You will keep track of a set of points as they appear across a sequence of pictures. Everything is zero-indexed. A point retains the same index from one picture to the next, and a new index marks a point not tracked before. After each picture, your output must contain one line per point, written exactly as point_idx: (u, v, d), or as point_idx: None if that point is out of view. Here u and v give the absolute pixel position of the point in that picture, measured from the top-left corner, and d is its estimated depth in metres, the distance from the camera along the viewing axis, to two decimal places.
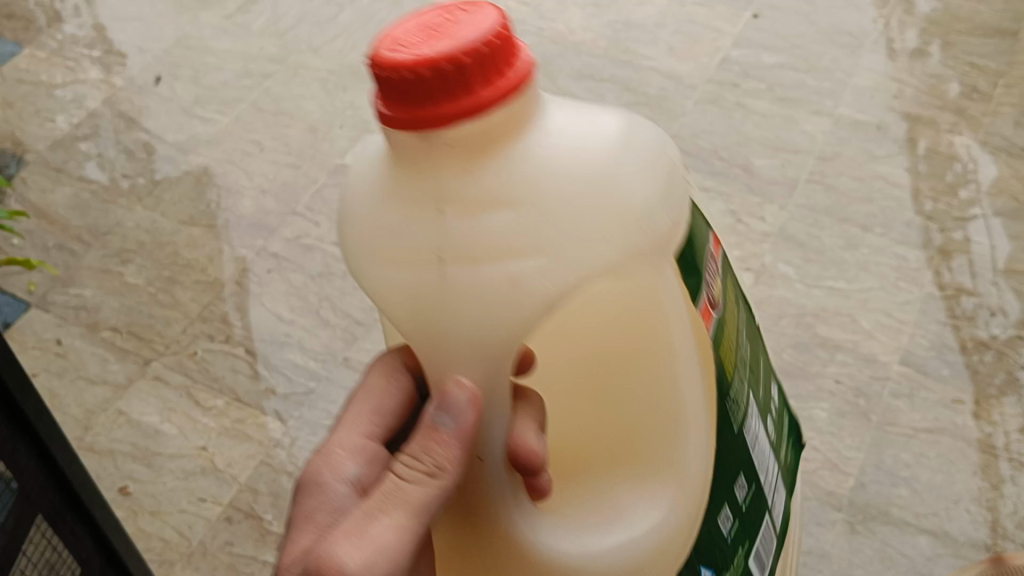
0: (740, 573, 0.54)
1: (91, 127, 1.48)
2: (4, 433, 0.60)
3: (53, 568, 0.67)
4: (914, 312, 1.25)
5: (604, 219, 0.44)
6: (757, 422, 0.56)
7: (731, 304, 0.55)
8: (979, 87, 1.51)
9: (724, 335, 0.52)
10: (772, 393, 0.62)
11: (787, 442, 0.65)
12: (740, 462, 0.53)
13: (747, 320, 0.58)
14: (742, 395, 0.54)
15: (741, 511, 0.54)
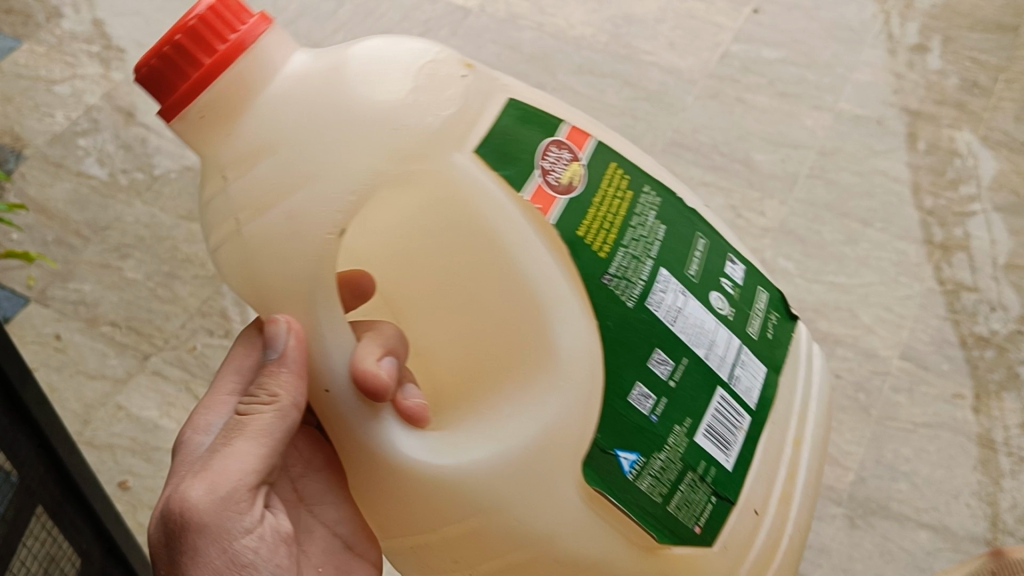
0: (686, 449, 0.61)
1: (91, 122, 1.48)
2: (3, 422, 0.60)
3: (55, 560, 0.67)
4: (915, 306, 1.25)
5: (363, 136, 0.56)
6: (676, 297, 0.61)
7: (613, 193, 0.61)
8: (979, 82, 1.51)
9: (597, 223, 0.59)
10: (725, 274, 0.66)
11: (761, 312, 0.67)
12: (654, 336, 0.60)
13: (652, 203, 0.63)
14: (643, 274, 0.60)
15: (668, 389, 0.60)
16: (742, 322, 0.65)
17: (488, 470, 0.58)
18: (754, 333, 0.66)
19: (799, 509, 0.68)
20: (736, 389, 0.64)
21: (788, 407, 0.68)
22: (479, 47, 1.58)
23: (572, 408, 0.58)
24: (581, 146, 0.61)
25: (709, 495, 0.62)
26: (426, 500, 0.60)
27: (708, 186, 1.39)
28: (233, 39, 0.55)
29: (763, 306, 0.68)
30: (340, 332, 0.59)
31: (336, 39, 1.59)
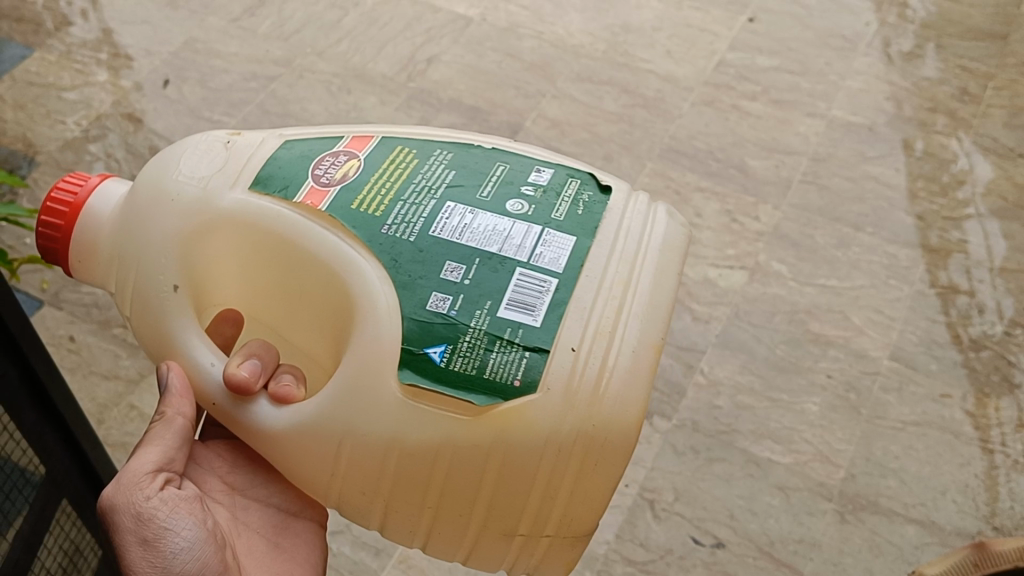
0: (495, 329, 0.58)
1: (101, 129, 1.51)
2: (33, 419, 0.63)
3: (76, 549, 0.71)
4: (904, 309, 1.29)
5: (157, 200, 0.64)
6: (462, 211, 0.62)
7: (394, 166, 0.65)
8: (969, 89, 1.56)
9: (368, 188, 0.63)
10: (527, 183, 0.64)
11: (570, 196, 0.64)
12: (435, 251, 0.61)
13: (444, 159, 0.66)
14: (423, 212, 0.62)
15: (464, 286, 0.59)
16: (545, 211, 0.63)
17: (326, 420, 0.61)
18: (560, 216, 0.62)
19: (646, 332, 0.60)
20: (537, 263, 0.60)
21: (608, 250, 0.61)
22: (481, 55, 1.62)
23: (378, 337, 0.60)
24: (361, 148, 0.66)
25: (522, 353, 0.58)
26: (301, 453, 0.63)
27: (704, 191, 1.42)
28: (73, 201, 0.66)
29: (569, 190, 0.64)
30: (201, 352, 0.65)
31: (342, 47, 1.63)
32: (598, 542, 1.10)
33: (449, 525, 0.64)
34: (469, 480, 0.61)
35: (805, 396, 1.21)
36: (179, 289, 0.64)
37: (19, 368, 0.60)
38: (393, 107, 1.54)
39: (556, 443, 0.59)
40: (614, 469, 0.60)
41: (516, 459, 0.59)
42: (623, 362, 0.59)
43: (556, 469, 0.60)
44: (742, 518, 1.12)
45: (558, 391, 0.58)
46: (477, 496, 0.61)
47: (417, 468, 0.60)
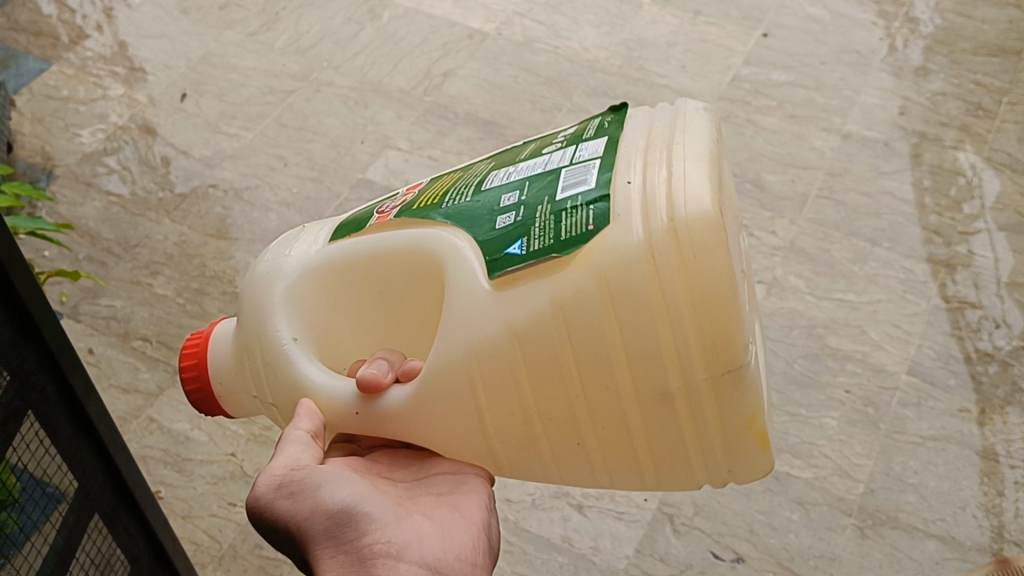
0: (558, 212, 0.59)
1: (118, 143, 1.51)
2: (68, 434, 0.63)
3: (105, 564, 0.70)
4: (922, 323, 1.29)
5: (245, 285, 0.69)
6: (506, 172, 0.64)
7: (443, 181, 0.68)
8: (984, 104, 1.56)
9: (424, 195, 0.67)
10: (557, 136, 0.67)
11: (592, 125, 0.66)
12: (489, 200, 0.62)
13: (486, 162, 0.69)
14: (473, 186, 0.65)
15: (522, 202, 0.61)
16: (578, 136, 0.65)
17: (445, 363, 0.61)
18: (591, 133, 0.64)
19: (695, 154, 0.59)
20: (580, 159, 0.61)
21: (638, 135, 0.63)
22: (497, 69, 1.63)
23: (462, 272, 0.61)
24: (412, 190, 0.70)
25: (587, 209, 0.58)
26: (437, 405, 0.62)
27: None
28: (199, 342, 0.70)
29: (591, 123, 0.67)
30: (327, 381, 0.65)
31: (358, 61, 1.64)
32: (617, 557, 1.11)
33: (603, 415, 0.60)
34: (591, 331, 0.57)
35: (824, 411, 1.21)
36: (297, 338, 0.66)
37: (55, 382, 0.60)
38: (409, 121, 1.55)
39: (653, 269, 0.56)
40: (723, 273, 0.55)
41: (623, 284, 0.56)
42: (681, 181, 0.57)
43: (669, 300, 0.56)
44: (762, 533, 1.12)
45: (631, 216, 0.57)
46: (611, 355, 0.57)
47: (539, 350, 0.58)
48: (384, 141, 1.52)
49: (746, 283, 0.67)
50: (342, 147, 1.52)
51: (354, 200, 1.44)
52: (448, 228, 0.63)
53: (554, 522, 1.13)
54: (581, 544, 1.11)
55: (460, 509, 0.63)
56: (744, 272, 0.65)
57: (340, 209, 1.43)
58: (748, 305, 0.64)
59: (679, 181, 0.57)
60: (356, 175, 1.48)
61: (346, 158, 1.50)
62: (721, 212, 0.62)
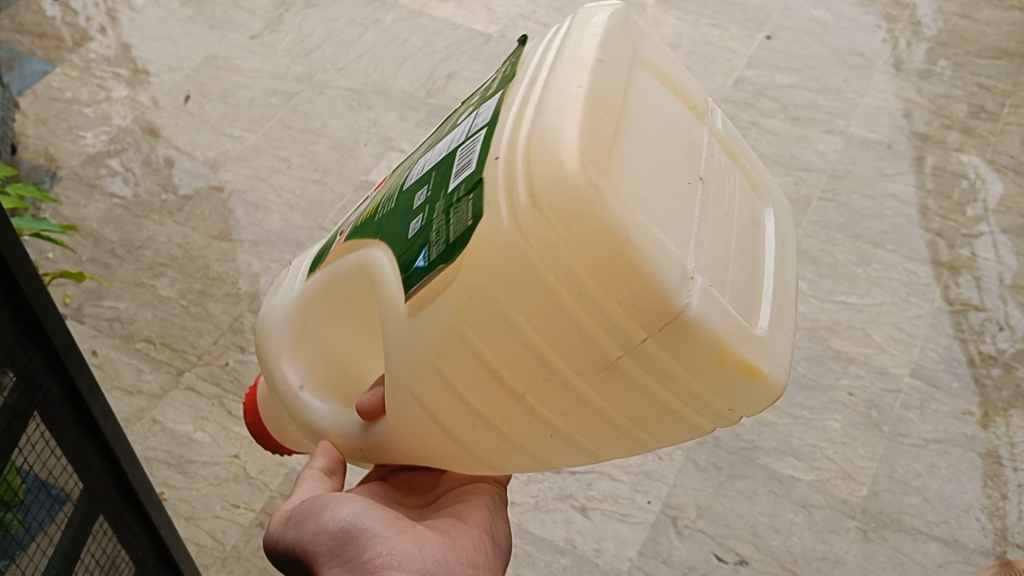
0: (448, 206, 0.52)
1: (122, 145, 1.51)
2: (72, 435, 0.63)
3: (111, 565, 0.70)
4: (925, 326, 1.29)
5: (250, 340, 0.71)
6: (429, 159, 0.59)
7: (393, 181, 0.64)
8: (987, 107, 1.57)
9: (373, 208, 0.63)
10: (477, 95, 0.60)
11: (503, 71, 0.58)
12: (409, 200, 0.57)
13: (435, 139, 0.63)
14: (404, 185, 0.60)
15: (428, 199, 0.55)
16: (485, 91, 0.58)
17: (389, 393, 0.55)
18: (496, 82, 0.57)
19: (572, 87, 0.49)
20: (470, 133, 0.55)
21: (537, 70, 0.53)
22: None
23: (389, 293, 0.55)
24: (378, 192, 0.66)
25: (468, 196, 0.50)
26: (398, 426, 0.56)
27: None
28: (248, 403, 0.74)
29: (499, 71, 0.59)
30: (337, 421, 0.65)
31: (361, 63, 1.64)
32: (620, 559, 1.10)
33: (560, 405, 0.51)
34: (495, 332, 0.49)
35: (827, 413, 1.21)
36: (304, 385, 0.67)
37: (60, 383, 0.60)
38: (412, 123, 1.55)
39: (533, 247, 0.46)
40: (608, 220, 0.44)
41: (507, 275, 0.47)
42: (548, 129, 0.47)
43: (563, 272, 0.46)
44: (765, 535, 1.11)
45: (503, 191, 0.48)
46: (528, 348, 0.49)
47: (460, 363, 0.51)
48: (388, 143, 1.53)
49: (730, 196, 0.56)
50: (345, 149, 1.52)
51: (358, 202, 1.45)
52: (374, 246, 0.59)
53: (557, 525, 1.12)
54: (584, 547, 1.11)
55: (462, 517, 0.61)
56: (718, 190, 0.54)
57: (343, 210, 1.44)
58: (724, 223, 0.53)
59: (542, 133, 0.47)
60: (360, 177, 1.48)
61: (350, 160, 1.50)
62: (641, 132, 0.51)
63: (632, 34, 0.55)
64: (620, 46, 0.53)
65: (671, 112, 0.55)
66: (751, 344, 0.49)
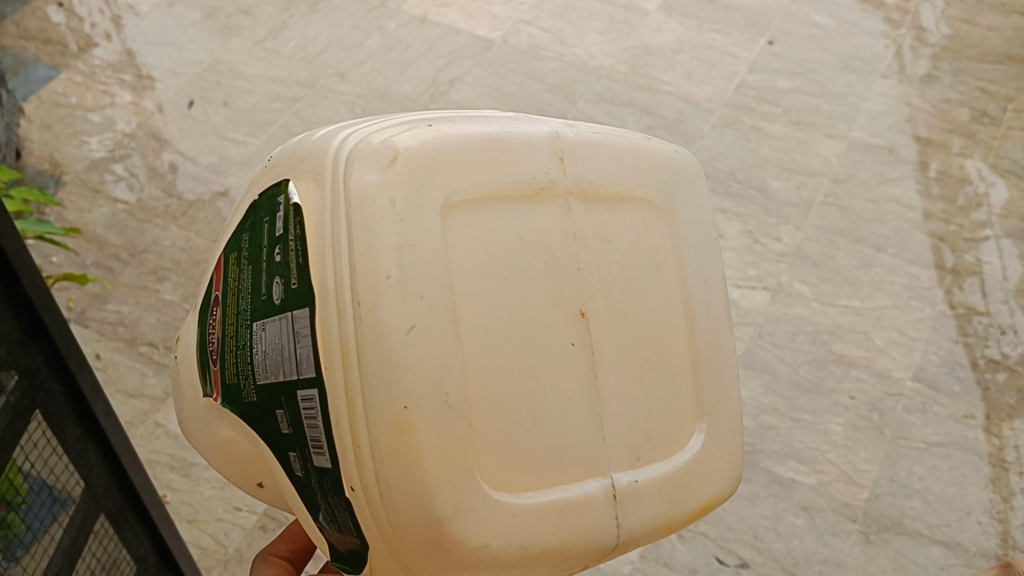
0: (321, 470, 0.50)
1: (126, 150, 1.52)
2: (74, 433, 0.63)
3: (112, 564, 0.71)
4: (927, 329, 1.29)
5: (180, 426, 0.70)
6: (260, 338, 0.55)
7: (231, 312, 0.60)
8: (989, 111, 1.57)
9: (227, 366, 0.60)
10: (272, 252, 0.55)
11: (277, 226, 0.53)
12: (266, 402, 0.55)
13: (246, 258, 0.58)
14: (246, 351, 0.57)
15: (294, 433, 0.52)
16: (289, 282, 0.50)
17: None
18: (296, 281, 0.49)
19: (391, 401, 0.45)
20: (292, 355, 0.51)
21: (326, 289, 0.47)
22: (503, 77, 1.63)
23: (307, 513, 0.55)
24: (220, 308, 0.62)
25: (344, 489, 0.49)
26: None
27: (727, 212, 1.43)
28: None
29: (298, 229, 0.50)
30: None
31: (364, 68, 1.65)
32: (622, 562, 1.09)
33: None
34: None
35: (829, 416, 1.21)
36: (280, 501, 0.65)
37: (62, 382, 0.61)
38: None
39: None
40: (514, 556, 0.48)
41: None
42: (393, 484, 0.45)
43: None
44: (767, 539, 1.11)
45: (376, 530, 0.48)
46: None
47: None
48: None
49: (620, 275, 0.55)
50: None
51: None
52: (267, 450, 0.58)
53: None
54: None
55: None
56: (606, 308, 0.54)
57: None
58: (628, 338, 0.55)
59: (387, 475, 0.45)
60: None
61: None
62: (504, 345, 0.49)
63: (423, 188, 0.47)
64: (431, 240, 0.46)
65: (521, 262, 0.51)
66: (692, 491, 0.57)
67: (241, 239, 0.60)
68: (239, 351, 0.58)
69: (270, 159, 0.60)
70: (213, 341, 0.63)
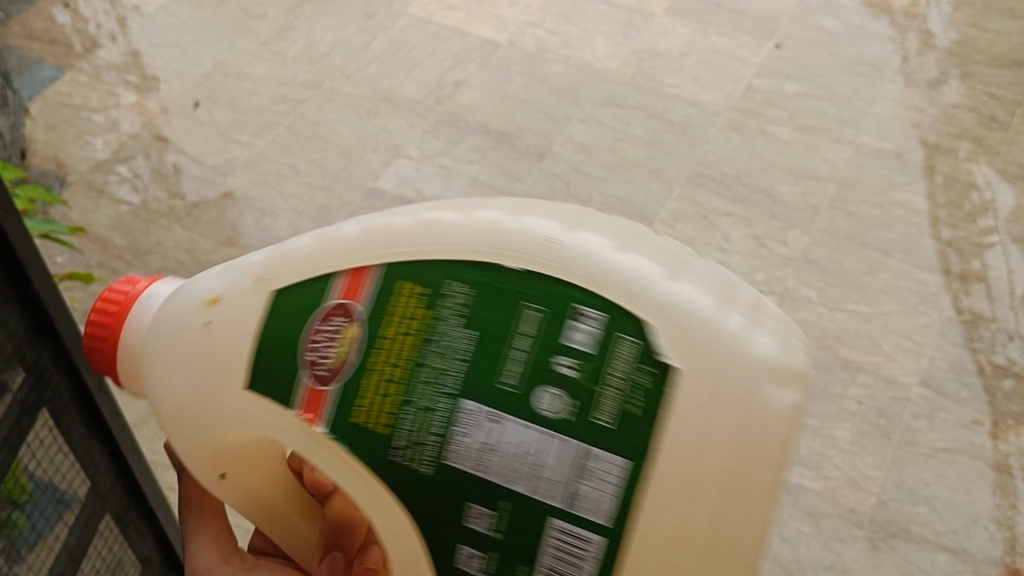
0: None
1: (130, 151, 1.51)
2: (81, 432, 0.63)
3: (117, 564, 0.70)
4: (935, 335, 1.28)
5: (162, 378, 0.53)
6: (486, 423, 0.47)
7: (397, 350, 0.48)
8: (997, 116, 1.57)
9: (362, 408, 0.49)
10: (554, 338, 0.47)
11: (574, 331, 0.47)
12: (463, 494, 0.48)
13: (476, 316, 0.48)
14: (438, 427, 0.48)
15: (496, 536, 0.48)
16: (586, 410, 0.46)
17: None
18: (609, 420, 0.46)
19: None
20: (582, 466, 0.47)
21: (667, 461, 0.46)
22: (508, 79, 1.63)
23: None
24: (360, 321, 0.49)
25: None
26: None
27: (733, 216, 1.42)
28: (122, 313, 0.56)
29: (644, 379, 0.46)
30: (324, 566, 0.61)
31: (370, 70, 1.65)
32: None
33: None
34: None
35: (835, 421, 1.20)
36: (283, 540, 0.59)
37: (68, 379, 0.60)
38: (421, 130, 1.55)
39: None
40: None
41: None
42: None
43: None
44: (773, 544, 1.10)
45: None
46: None
47: None
48: (396, 150, 1.52)
49: None
50: (353, 156, 1.52)
51: (366, 209, 1.45)
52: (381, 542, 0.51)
53: None
54: None
55: None
56: None
57: (350, 216, 1.43)
58: None
59: None
60: (368, 184, 1.48)
61: (357, 167, 1.50)
62: None
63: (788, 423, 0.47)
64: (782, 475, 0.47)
65: None
66: None
67: (448, 280, 0.49)
68: (409, 408, 0.48)
69: (532, 235, 0.50)
70: (316, 355, 0.49)
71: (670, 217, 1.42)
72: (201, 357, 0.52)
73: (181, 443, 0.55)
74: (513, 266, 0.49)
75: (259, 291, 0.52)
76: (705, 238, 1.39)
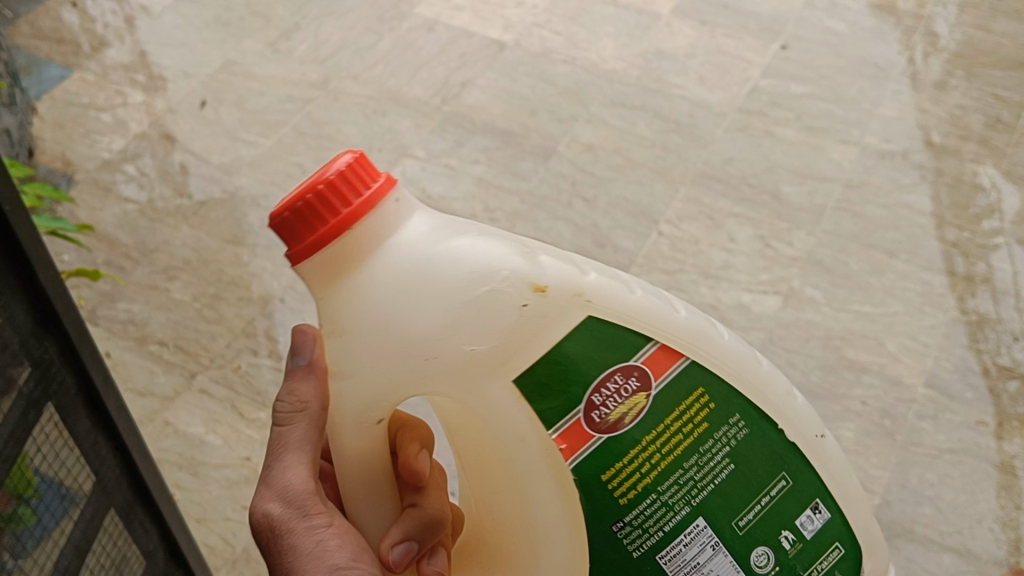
0: None
1: (138, 149, 1.52)
2: (86, 426, 0.63)
3: (122, 559, 0.70)
4: (940, 336, 1.28)
5: (430, 325, 0.49)
6: (700, 544, 0.53)
7: (663, 448, 0.52)
8: (1003, 117, 1.56)
9: (612, 475, 0.51)
10: (794, 521, 0.54)
11: (812, 523, 0.55)
12: None
13: (739, 458, 0.53)
14: (665, 525, 0.52)
15: None
16: None
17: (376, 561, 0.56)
18: None
19: None
20: None
21: None
22: (515, 80, 1.63)
23: None
24: (657, 377, 0.52)
25: None
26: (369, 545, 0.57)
27: (738, 216, 1.42)
28: (369, 196, 0.49)
29: None
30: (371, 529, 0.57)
31: (376, 70, 1.65)
32: None
33: None
34: None
35: (839, 422, 1.20)
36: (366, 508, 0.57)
37: (75, 374, 0.60)
38: (427, 130, 1.55)
39: None
40: None
41: None
42: None
43: None
44: None
45: None
46: None
47: None
48: (402, 149, 1.53)
49: None
50: None
51: None
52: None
53: None
54: None
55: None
56: None
57: None
58: None
59: None
60: None
61: None
62: None
63: None
64: None
65: None
66: None
67: (732, 410, 0.53)
68: (652, 496, 0.52)
69: (810, 422, 0.55)
70: (603, 402, 0.51)
71: (675, 218, 1.42)
72: (501, 329, 0.49)
73: (390, 371, 0.50)
74: (787, 433, 0.54)
75: (581, 307, 0.51)
76: (710, 239, 1.39)
